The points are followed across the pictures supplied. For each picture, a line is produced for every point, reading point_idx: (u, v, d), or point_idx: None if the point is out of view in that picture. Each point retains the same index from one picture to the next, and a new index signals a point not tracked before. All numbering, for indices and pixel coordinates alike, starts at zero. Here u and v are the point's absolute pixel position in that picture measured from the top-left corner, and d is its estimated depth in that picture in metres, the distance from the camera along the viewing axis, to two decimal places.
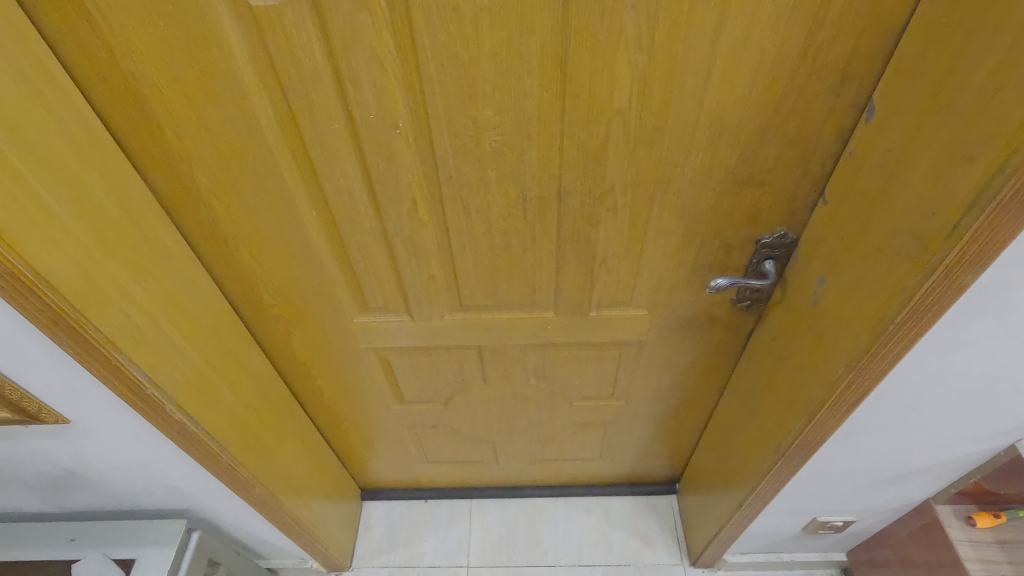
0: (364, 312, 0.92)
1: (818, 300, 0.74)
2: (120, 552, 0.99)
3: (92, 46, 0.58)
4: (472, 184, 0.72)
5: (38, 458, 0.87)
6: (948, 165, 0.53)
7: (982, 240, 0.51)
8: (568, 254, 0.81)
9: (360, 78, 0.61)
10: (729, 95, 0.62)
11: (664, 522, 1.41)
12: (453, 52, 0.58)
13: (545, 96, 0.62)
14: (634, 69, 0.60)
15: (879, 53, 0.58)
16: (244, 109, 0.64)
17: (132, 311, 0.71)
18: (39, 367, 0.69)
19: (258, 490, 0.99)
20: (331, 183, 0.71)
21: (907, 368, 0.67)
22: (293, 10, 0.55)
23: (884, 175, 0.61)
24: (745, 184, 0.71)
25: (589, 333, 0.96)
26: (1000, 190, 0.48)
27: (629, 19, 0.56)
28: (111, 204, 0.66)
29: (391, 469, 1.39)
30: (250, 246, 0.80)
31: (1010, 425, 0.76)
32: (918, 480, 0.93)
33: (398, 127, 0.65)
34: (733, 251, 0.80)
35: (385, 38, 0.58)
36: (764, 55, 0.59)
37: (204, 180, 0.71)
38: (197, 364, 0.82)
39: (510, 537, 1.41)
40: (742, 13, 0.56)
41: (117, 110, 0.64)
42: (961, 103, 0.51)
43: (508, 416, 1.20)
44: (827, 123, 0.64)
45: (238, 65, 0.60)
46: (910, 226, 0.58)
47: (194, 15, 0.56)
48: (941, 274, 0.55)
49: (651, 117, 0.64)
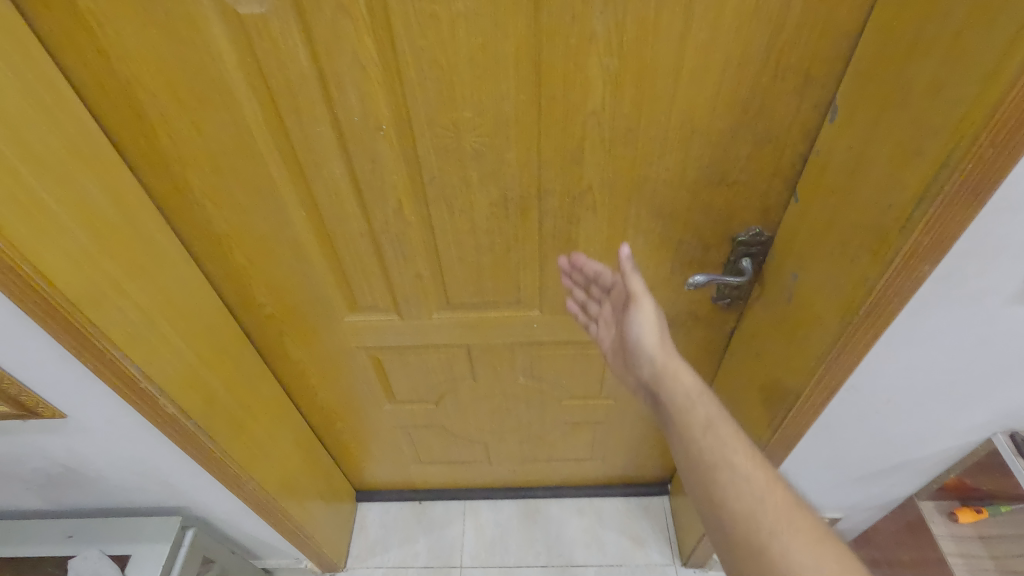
0: (354, 311, 0.94)
1: (792, 295, 0.76)
2: (116, 548, 1.01)
3: (89, 52, 0.61)
4: (454, 185, 0.74)
5: (36, 453, 0.90)
6: (903, 161, 0.55)
7: (934, 231, 0.54)
8: (550, 252, 0.83)
9: (344, 81, 0.63)
10: (698, 97, 0.64)
11: (656, 523, 1.41)
12: (432, 56, 0.61)
13: (521, 98, 0.65)
14: (605, 72, 0.62)
15: (841, 55, 0.60)
16: (234, 113, 0.67)
17: (128, 309, 0.73)
18: (35, 360, 0.72)
19: (251, 487, 1.01)
20: (318, 183, 0.74)
21: (876, 359, 0.71)
22: (279, 18, 0.58)
23: (847, 173, 0.63)
24: (719, 183, 0.73)
25: (575, 331, 0.98)
26: (946, 184, 0.51)
27: (598, 23, 0.58)
28: (107, 205, 0.69)
29: (385, 470, 1.41)
30: (242, 245, 0.82)
31: (984, 417, 0.78)
32: (900, 476, 0.94)
33: (382, 129, 0.68)
34: (710, 249, 0.82)
35: (366, 44, 0.60)
36: (730, 57, 0.61)
37: (196, 182, 0.74)
38: (192, 361, 0.84)
39: (503, 537, 1.42)
40: (707, 16, 0.58)
41: (113, 114, 0.67)
42: (913, 102, 0.54)
43: (500, 416, 1.22)
44: (794, 123, 0.67)
45: (228, 70, 0.63)
46: (871, 220, 0.60)
47: (185, 22, 0.59)
48: (900, 267, 0.58)
49: (624, 118, 0.67)
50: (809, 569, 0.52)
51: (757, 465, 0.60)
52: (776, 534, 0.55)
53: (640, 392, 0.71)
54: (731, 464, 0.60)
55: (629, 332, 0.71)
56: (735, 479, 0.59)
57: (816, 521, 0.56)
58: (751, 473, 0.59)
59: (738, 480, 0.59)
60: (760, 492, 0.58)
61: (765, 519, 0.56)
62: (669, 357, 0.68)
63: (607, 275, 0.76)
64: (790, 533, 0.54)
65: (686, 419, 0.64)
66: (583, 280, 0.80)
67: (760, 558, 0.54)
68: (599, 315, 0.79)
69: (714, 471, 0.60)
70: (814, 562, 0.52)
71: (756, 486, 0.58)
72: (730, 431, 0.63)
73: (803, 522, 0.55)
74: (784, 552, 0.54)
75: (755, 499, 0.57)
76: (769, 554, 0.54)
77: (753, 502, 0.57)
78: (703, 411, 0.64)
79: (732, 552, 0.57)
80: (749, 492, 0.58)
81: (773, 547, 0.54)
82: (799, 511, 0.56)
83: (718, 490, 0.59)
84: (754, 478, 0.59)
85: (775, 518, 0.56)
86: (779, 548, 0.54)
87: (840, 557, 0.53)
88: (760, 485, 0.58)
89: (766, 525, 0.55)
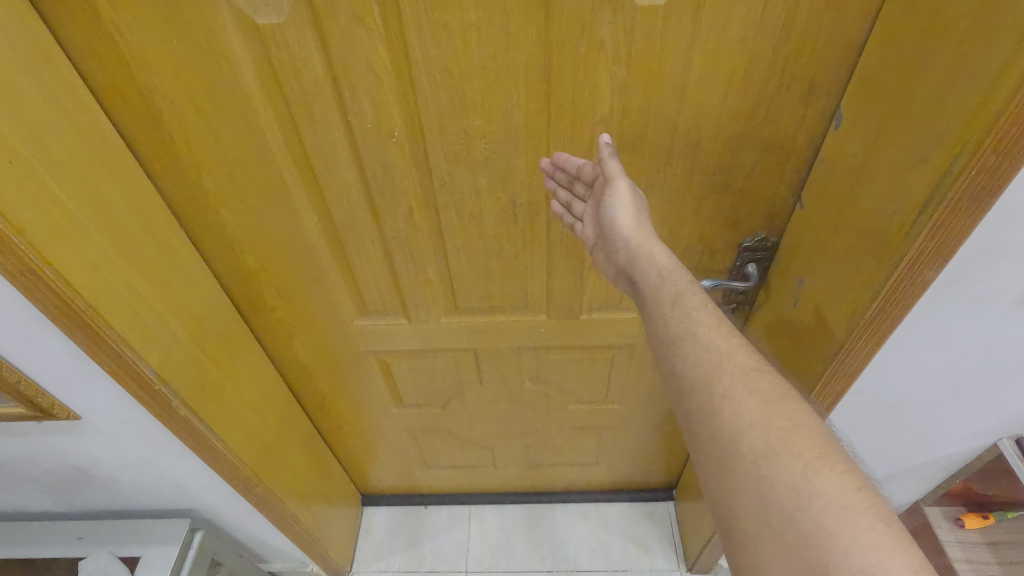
0: (363, 315, 0.96)
1: (797, 300, 0.77)
2: (125, 549, 1.02)
3: (110, 60, 0.63)
4: (464, 191, 0.76)
5: (50, 455, 0.91)
6: (906, 167, 0.56)
7: (939, 237, 0.55)
8: (558, 257, 0.84)
9: (358, 89, 0.65)
10: (704, 104, 0.66)
11: (661, 529, 1.41)
12: (444, 65, 0.63)
13: (531, 106, 0.66)
14: (614, 80, 0.64)
15: (845, 64, 0.61)
16: (250, 120, 0.68)
17: (144, 310, 0.74)
18: (51, 361, 0.73)
19: (259, 489, 1.02)
20: (330, 189, 0.75)
21: (881, 363, 0.72)
22: (296, 27, 0.60)
23: (851, 179, 0.64)
24: (725, 189, 0.74)
25: (582, 336, 0.99)
26: (950, 190, 0.52)
27: (607, 33, 0.60)
28: (125, 210, 0.70)
29: (391, 474, 1.42)
30: (254, 249, 0.84)
31: (989, 423, 0.78)
32: (906, 481, 0.95)
33: (394, 136, 0.69)
34: (717, 254, 0.83)
35: (381, 53, 0.62)
36: (736, 66, 0.62)
37: (211, 187, 0.76)
38: (204, 364, 0.86)
39: (508, 542, 1.42)
40: (714, 26, 0.59)
41: (132, 122, 0.68)
42: (916, 110, 0.55)
43: (506, 420, 1.23)
44: (800, 130, 0.68)
45: (244, 78, 0.64)
46: (875, 226, 0.61)
47: (204, 32, 0.61)
48: (904, 272, 0.59)
49: (632, 125, 0.68)
50: (756, 428, 0.48)
51: (721, 332, 0.54)
52: (728, 398, 0.50)
53: (619, 277, 0.66)
54: (694, 333, 0.54)
55: (603, 217, 0.64)
56: (693, 347, 0.54)
57: (776, 384, 0.51)
58: (713, 341, 0.53)
59: (698, 348, 0.53)
60: (719, 358, 0.52)
61: (720, 383, 0.51)
62: (644, 238, 0.62)
63: (589, 168, 0.67)
64: (743, 396, 0.50)
65: (654, 294, 0.59)
66: (567, 179, 0.70)
67: (709, 422, 0.50)
68: (584, 213, 0.70)
69: (674, 340, 0.55)
70: (763, 421, 0.48)
71: (715, 352, 0.53)
72: (698, 301, 0.56)
73: (762, 382, 0.50)
74: (734, 414, 0.49)
75: (713, 365, 0.52)
76: (719, 417, 0.50)
77: (711, 366, 0.52)
78: (672, 285, 0.58)
79: (685, 418, 0.53)
80: (708, 358, 0.53)
81: (724, 410, 0.50)
82: (758, 374, 0.51)
83: (675, 358, 0.54)
84: (716, 345, 0.53)
85: (730, 382, 0.51)
86: (729, 411, 0.49)
87: (792, 417, 0.49)
88: (720, 351, 0.53)
89: (719, 389, 0.51)
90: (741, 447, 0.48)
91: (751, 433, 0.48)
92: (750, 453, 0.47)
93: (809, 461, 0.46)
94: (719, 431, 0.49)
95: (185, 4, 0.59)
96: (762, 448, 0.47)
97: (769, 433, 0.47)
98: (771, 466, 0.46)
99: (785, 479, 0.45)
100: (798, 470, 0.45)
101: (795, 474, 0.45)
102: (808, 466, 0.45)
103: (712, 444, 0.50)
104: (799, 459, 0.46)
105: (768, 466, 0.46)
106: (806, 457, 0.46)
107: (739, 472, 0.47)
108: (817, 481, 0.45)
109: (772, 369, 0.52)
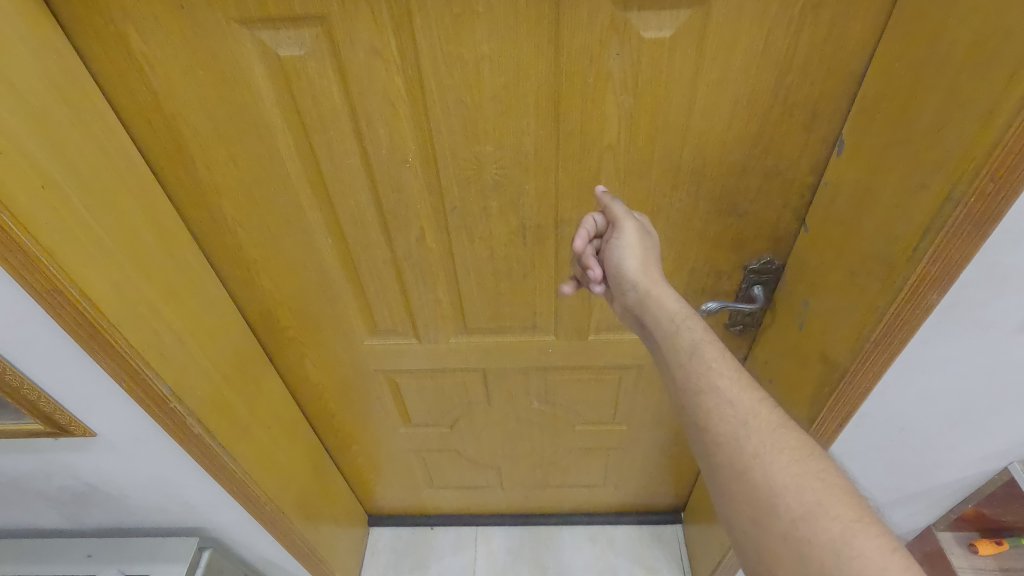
0: (373, 335, 0.97)
1: (804, 321, 0.77)
2: (134, 568, 1.02)
3: (137, 89, 0.66)
4: (475, 214, 0.77)
5: (63, 471, 0.92)
6: (908, 194, 0.58)
7: (939, 261, 0.57)
8: (567, 278, 0.85)
9: (373, 116, 0.67)
10: (710, 131, 0.67)
11: (670, 553, 1.40)
12: (458, 94, 0.65)
13: (541, 133, 0.68)
14: (620, 108, 0.66)
15: (846, 94, 0.63)
16: (269, 145, 0.70)
17: (163, 331, 0.76)
18: (70, 378, 0.75)
19: (268, 508, 1.02)
20: (345, 211, 0.77)
21: (888, 387, 0.73)
22: (316, 58, 0.63)
23: (854, 205, 0.65)
24: (730, 213, 0.76)
25: (589, 357, 1.00)
26: (949, 218, 0.54)
27: (614, 64, 0.62)
28: (148, 232, 0.73)
29: (399, 495, 1.42)
30: (268, 270, 0.86)
31: (999, 446, 0.78)
32: (918, 506, 0.94)
33: (408, 161, 0.72)
34: (723, 277, 0.84)
35: (397, 84, 0.65)
36: (740, 95, 0.64)
37: (230, 211, 0.78)
38: (219, 382, 0.87)
39: (515, 565, 1.40)
40: (717, 57, 0.61)
41: (157, 149, 0.71)
42: (915, 138, 0.56)
43: (513, 441, 1.23)
44: (804, 156, 0.69)
45: (265, 106, 0.67)
46: (879, 250, 0.62)
47: (228, 64, 0.63)
48: (907, 297, 0.60)
49: (638, 152, 0.70)
50: (790, 488, 0.47)
51: (743, 387, 0.54)
52: (759, 456, 0.49)
53: (628, 318, 0.66)
54: (715, 387, 0.54)
55: (610, 260, 0.66)
56: (718, 402, 0.53)
57: (804, 442, 0.51)
58: (736, 396, 0.53)
59: (722, 403, 0.53)
60: (745, 415, 0.52)
61: (748, 441, 0.50)
62: (653, 282, 0.63)
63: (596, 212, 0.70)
64: (774, 455, 0.49)
65: (671, 346, 0.59)
66: None
67: (741, 481, 0.49)
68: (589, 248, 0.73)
69: (696, 396, 0.55)
70: (797, 481, 0.48)
71: (739, 410, 0.52)
72: (717, 355, 0.56)
73: (789, 442, 0.50)
74: (766, 473, 0.49)
75: (739, 422, 0.52)
76: (752, 475, 0.49)
77: (736, 424, 0.52)
78: (689, 335, 0.58)
79: (714, 472, 0.52)
80: (732, 415, 0.52)
81: (755, 468, 0.49)
82: (784, 432, 0.51)
83: (700, 414, 0.54)
84: (739, 400, 0.53)
85: (758, 440, 0.50)
86: (761, 470, 0.49)
87: (825, 477, 0.48)
88: (745, 408, 0.52)
89: (748, 447, 0.50)
90: (776, 505, 0.47)
91: (786, 493, 0.47)
92: (786, 512, 0.46)
93: (847, 522, 0.45)
94: (753, 489, 0.48)
95: (212, 39, 0.62)
96: (799, 508, 0.46)
97: (803, 494, 0.47)
98: (809, 526, 0.45)
99: (824, 541, 0.44)
100: (836, 531, 0.44)
101: (833, 535, 0.44)
102: (847, 527, 0.44)
103: (744, 502, 0.49)
104: (836, 519, 0.45)
105: (807, 526, 0.45)
106: (843, 518, 0.45)
107: (777, 531, 0.46)
108: (854, 542, 0.43)
109: (798, 427, 0.51)
